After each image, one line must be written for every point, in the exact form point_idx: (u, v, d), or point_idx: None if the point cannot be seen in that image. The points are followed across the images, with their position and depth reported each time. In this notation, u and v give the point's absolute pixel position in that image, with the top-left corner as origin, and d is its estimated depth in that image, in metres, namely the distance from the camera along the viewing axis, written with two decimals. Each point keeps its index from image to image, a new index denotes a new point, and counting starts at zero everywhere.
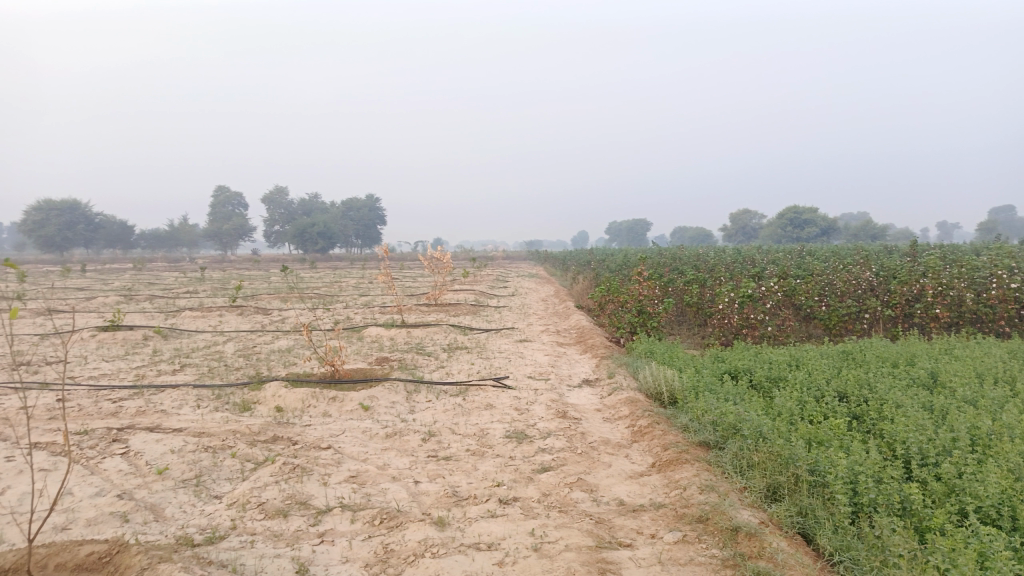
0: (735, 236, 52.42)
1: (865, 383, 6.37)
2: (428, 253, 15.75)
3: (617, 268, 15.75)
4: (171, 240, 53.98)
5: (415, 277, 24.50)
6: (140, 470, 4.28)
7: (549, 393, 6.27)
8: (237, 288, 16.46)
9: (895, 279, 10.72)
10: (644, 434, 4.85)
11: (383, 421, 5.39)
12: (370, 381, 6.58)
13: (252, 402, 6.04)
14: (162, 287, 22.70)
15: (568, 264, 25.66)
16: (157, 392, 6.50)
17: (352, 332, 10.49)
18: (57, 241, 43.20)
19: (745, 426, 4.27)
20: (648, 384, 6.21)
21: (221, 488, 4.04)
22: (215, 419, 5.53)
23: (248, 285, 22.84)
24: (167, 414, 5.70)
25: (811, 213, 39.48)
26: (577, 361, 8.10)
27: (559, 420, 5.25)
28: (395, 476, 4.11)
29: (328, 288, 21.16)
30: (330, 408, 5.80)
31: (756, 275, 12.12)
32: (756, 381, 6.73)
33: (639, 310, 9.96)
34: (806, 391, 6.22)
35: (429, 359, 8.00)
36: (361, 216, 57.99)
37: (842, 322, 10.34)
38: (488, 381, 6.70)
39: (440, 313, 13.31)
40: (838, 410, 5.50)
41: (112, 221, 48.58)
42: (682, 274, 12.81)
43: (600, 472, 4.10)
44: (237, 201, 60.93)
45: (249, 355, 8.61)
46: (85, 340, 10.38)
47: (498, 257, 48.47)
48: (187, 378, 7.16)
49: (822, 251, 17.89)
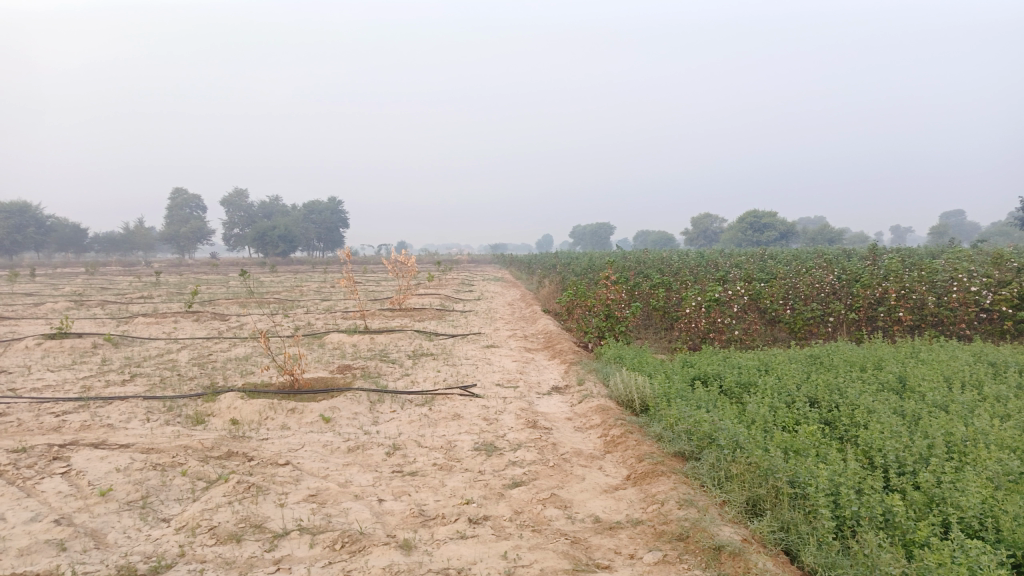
0: (697, 239, 52.98)
1: (835, 388, 6.32)
2: (392, 257, 15.47)
3: (583, 272, 15.65)
4: (126, 243, 52.56)
5: (378, 281, 24.16)
6: (81, 491, 3.98)
7: (518, 401, 6.09)
8: (194, 293, 15.97)
9: (858, 282, 10.78)
10: (617, 445, 4.69)
11: (345, 434, 5.15)
12: (331, 391, 6.32)
13: (206, 414, 5.75)
14: (116, 291, 22.05)
15: (533, 268, 25.55)
16: (104, 404, 6.15)
17: (313, 339, 10.17)
18: (6, 244, 41.68)
19: (722, 435, 4.14)
20: (619, 391, 6.07)
21: (169, 510, 3.77)
22: (166, 433, 5.23)
23: (206, 290, 22.20)
24: (114, 428, 5.38)
25: (770, 217, 40.04)
26: (545, 367, 7.94)
27: (529, 430, 5.07)
28: (358, 494, 3.88)
29: (289, 292, 20.72)
30: (289, 420, 5.53)
31: (722, 279, 12.10)
32: (726, 387, 6.63)
33: (607, 315, 9.83)
34: (777, 396, 6.13)
35: (393, 367, 7.75)
36: (323, 219, 57.18)
37: (807, 326, 10.35)
38: (454, 389, 6.50)
39: (403, 318, 13.05)
40: (811, 416, 5.41)
41: (63, 225, 47.18)
42: (648, 278, 12.74)
43: (573, 487, 3.93)
44: (195, 204, 59.67)
45: (204, 363, 8.27)
46: (29, 348, 9.90)
47: (462, 260, 48.23)
48: (137, 389, 6.82)
49: (784, 254, 18.03)
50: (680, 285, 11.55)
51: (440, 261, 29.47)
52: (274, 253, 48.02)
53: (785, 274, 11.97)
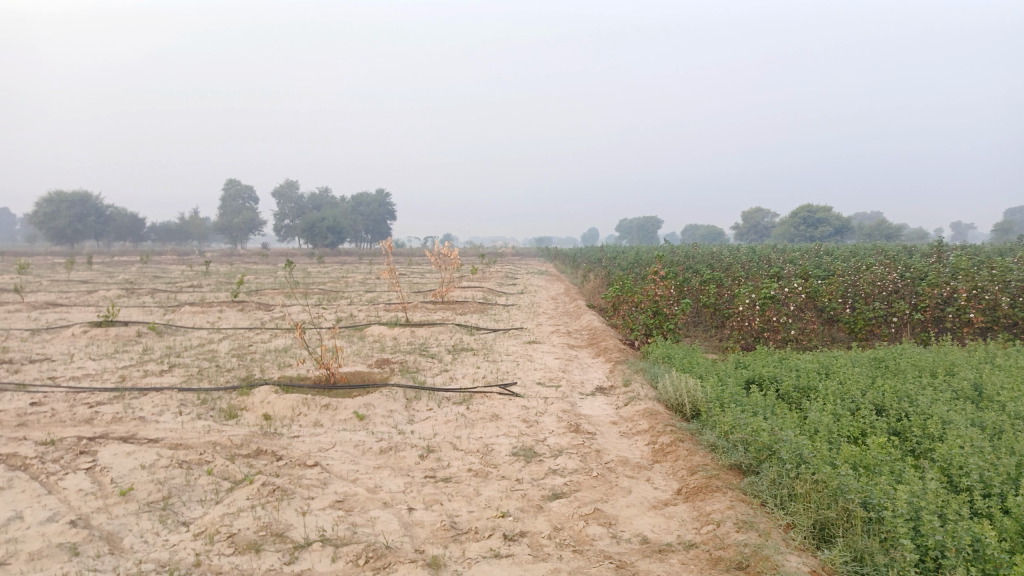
0: (748, 234, 51.78)
1: (903, 395, 5.85)
2: (435, 249, 15.29)
3: (630, 266, 15.24)
4: (181, 233, 53.77)
5: (422, 273, 24.08)
6: (102, 490, 3.82)
7: (560, 402, 5.79)
8: (239, 283, 16.04)
9: (924, 281, 10.16)
10: (667, 454, 4.35)
11: (378, 433, 4.92)
12: (368, 387, 6.11)
13: (239, 409, 5.59)
14: (167, 281, 22.47)
15: (579, 261, 25.19)
16: (139, 395, 6.05)
17: (353, 331, 10.02)
18: (68, 233, 43.09)
19: (784, 448, 3.78)
20: (668, 394, 5.71)
21: (191, 513, 3.58)
22: (196, 428, 5.07)
23: (254, 280, 22.39)
24: (145, 422, 5.25)
25: (825, 212, 38.84)
26: (590, 366, 7.60)
27: (572, 435, 4.76)
28: (386, 502, 3.63)
29: (334, 283, 20.80)
30: (321, 417, 5.33)
31: (776, 275, 11.58)
32: (783, 392, 6.23)
33: (655, 311, 9.44)
34: (840, 403, 5.70)
35: (432, 362, 7.52)
36: (371, 211, 57.64)
37: (868, 326, 9.79)
38: (494, 387, 6.23)
39: (446, 310, 12.86)
40: (878, 427, 4.99)
41: (121, 214, 48.51)
42: (698, 273, 12.31)
43: (619, 501, 3.61)
44: (248, 195, 60.77)
45: (243, 355, 8.16)
46: (76, 335, 9.98)
47: (507, 253, 48.10)
48: (173, 380, 6.72)
49: (842, 250, 17.30)
50: (732, 282, 11.09)
51: (484, 254, 29.28)
52: (322, 244, 48.53)
53: (844, 272, 11.40)
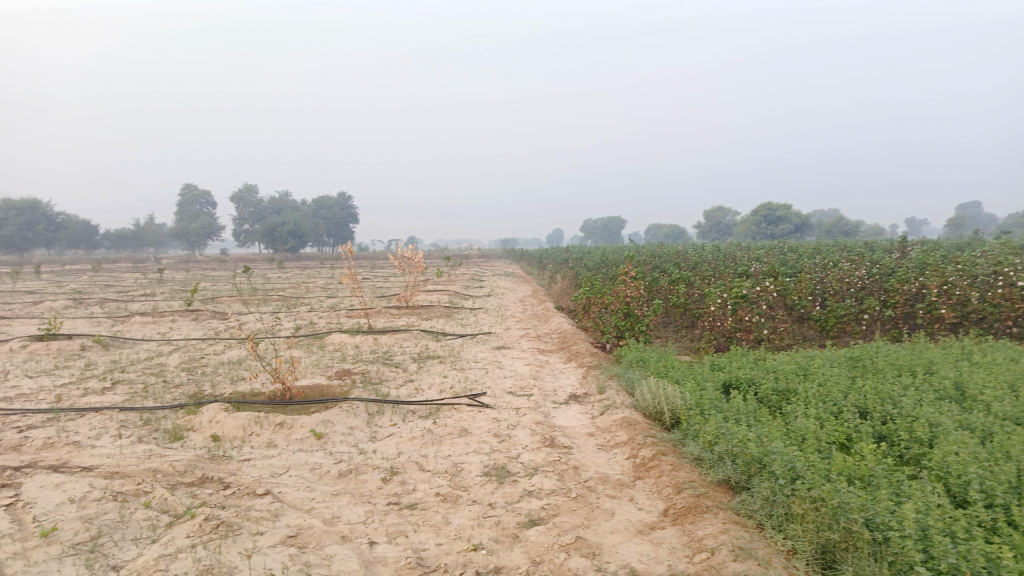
0: (710, 233, 52.19)
1: (886, 396, 5.66)
2: (399, 253, 14.85)
3: (597, 267, 14.98)
4: (136, 240, 52.20)
5: (386, 277, 23.56)
6: (21, 530, 3.38)
7: (532, 413, 5.46)
8: (193, 291, 15.36)
9: (892, 277, 10.09)
10: (649, 470, 4.06)
11: (337, 454, 4.54)
12: (327, 402, 5.71)
13: (185, 430, 5.16)
14: (118, 289, 21.61)
15: (545, 263, 24.92)
16: (76, 416, 5.57)
17: (312, 340, 9.56)
18: (17, 242, 41.48)
19: (776, 461, 3.52)
20: (646, 402, 5.43)
21: (123, 556, 3.17)
22: (136, 453, 4.63)
23: (211, 287, 21.64)
24: (80, 447, 4.79)
25: (785, 210, 39.25)
26: (561, 372, 7.29)
27: (547, 451, 4.44)
28: (345, 535, 3.27)
29: (294, 289, 20.22)
30: (276, 437, 4.92)
31: (745, 274, 11.40)
32: (762, 395, 6.00)
33: (626, 313, 9.17)
34: (822, 406, 5.49)
35: (396, 372, 7.14)
36: (332, 215, 56.76)
37: (840, 324, 9.67)
38: (462, 398, 5.88)
39: (411, 316, 12.45)
40: (864, 432, 4.78)
41: (73, 221, 46.93)
42: (667, 272, 12.09)
43: (601, 526, 3.30)
44: (206, 200, 59.39)
45: (194, 368, 7.67)
46: (14, 351, 9.34)
47: (472, 255, 47.66)
48: (115, 399, 6.22)
49: (807, 248, 17.28)
50: (701, 281, 10.91)
51: (449, 258, 28.81)
52: (283, 249, 47.59)
53: (812, 269, 11.31)
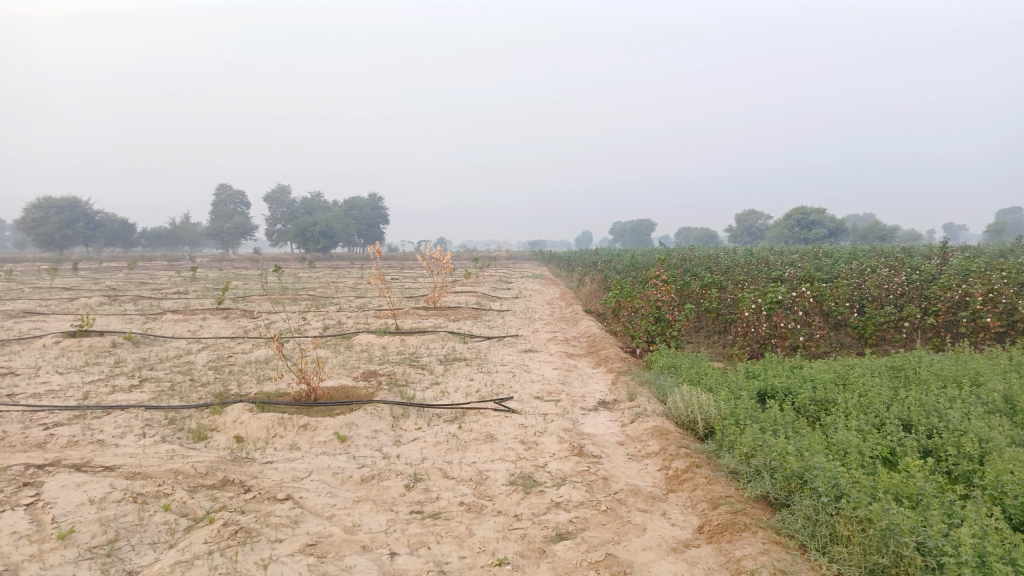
0: (742, 236, 51.52)
1: (931, 408, 5.41)
2: (427, 254, 14.79)
3: (627, 270, 14.77)
4: (172, 239, 53.05)
5: (415, 278, 23.55)
6: (39, 531, 3.32)
7: (560, 420, 5.31)
8: (223, 290, 15.47)
9: (934, 284, 9.75)
10: (682, 482, 3.89)
11: (360, 458, 4.44)
12: (351, 404, 5.62)
13: (209, 430, 5.10)
14: (152, 287, 21.89)
15: (575, 265, 24.72)
16: (102, 414, 5.56)
17: (339, 340, 9.51)
18: (57, 239, 42.38)
19: (818, 478, 3.34)
20: (678, 410, 5.25)
21: (139, 561, 3.09)
22: (158, 453, 4.57)
23: (242, 286, 21.83)
24: (103, 446, 4.75)
25: (819, 214, 38.50)
26: (590, 377, 7.13)
27: (575, 460, 4.29)
28: (366, 545, 3.16)
29: (324, 288, 20.31)
30: (299, 439, 4.84)
31: (780, 279, 11.12)
32: (800, 405, 5.78)
33: (657, 317, 8.97)
34: (863, 418, 5.26)
35: (422, 374, 7.04)
36: (363, 216, 57.12)
37: (879, 332, 9.35)
38: (488, 403, 5.75)
39: (439, 317, 12.36)
40: (909, 446, 4.56)
41: (111, 219, 47.88)
42: (699, 276, 11.84)
43: (632, 542, 3.14)
44: (240, 200, 60.19)
45: (221, 367, 7.65)
46: (47, 346, 9.43)
47: (501, 256, 47.62)
48: (141, 397, 6.21)
49: (844, 253, 16.84)
50: (734, 286, 10.67)
51: (477, 259, 28.76)
52: (315, 248, 47.98)
53: (849, 275, 10.99)
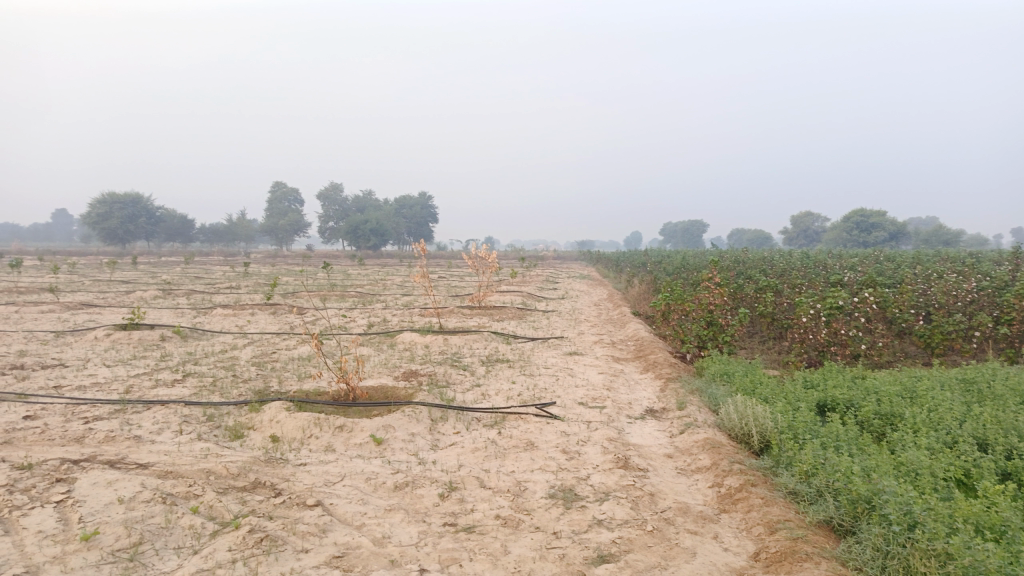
0: (797, 239, 50.20)
1: (1009, 426, 4.99)
2: (473, 253, 14.64)
3: (677, 272, 14.37)
4: (228, 234, 54.24)
5: (461, 276, 23.45)
6: (65, 532, 3.23)
7: (605, 428, 5.07)
8: (273, 286, 15.61)
9: (1007, 291, 9.14)
10: (736, 502, 3.61)
11: (395, 463, 4.27)
12: (390, 405, 5.47)
13: (246, 428, 5.01)
14: (207, 281, 22.32)
15: (623, 267, 24.33)
16: (141, 409, 5.53)
17: (383, 338, 9.42)
18: (120, 233, 43.70)
19: (889, 503, 3.04)
20: (732, 422, 4.94)
21: (160, 568, 2.97)
22: (193, 452, 4.49)
23: (293, 281, 22.06)
24: (140, 442, 4.69)
25: (879, 217, 37.20)
26: (637, 383, 6.86)
27: (620, 473, 4.04)
28: (394, 560, 2.98)
29: (371, 286, 20.38)
30: (334, 441, 4.70)
31: (838, 283, 10.61)
32: (863, 419, 5.42)
33: (709, 322, 8.62)
34: (934, 435, 4.88)
35: (464, 375, 6.87)
36: (413, 214, 57.50)
37: (947, 341, 8.81)
38: (530, 408, 5.53)
39: (483, 317, 12.19)
40: (987, 468, 4.18)
41: (172, 215, 49.28)
42: (752, 280, 11.41)
43: (681, 569, 2.90)
44: (294, 197, 61.25)
45: (264, 363, 7.61)
46: (98, 339, 9.57)
47: (548, 256, 47.37)
48: (183, 392, 6.18)
49: (907, 257, 16.11)
50: (790, 290, 10.22)
51: (524, 259, 28.62)
52: (365, 246, 48.46)
53: (914, 281, 10.42)
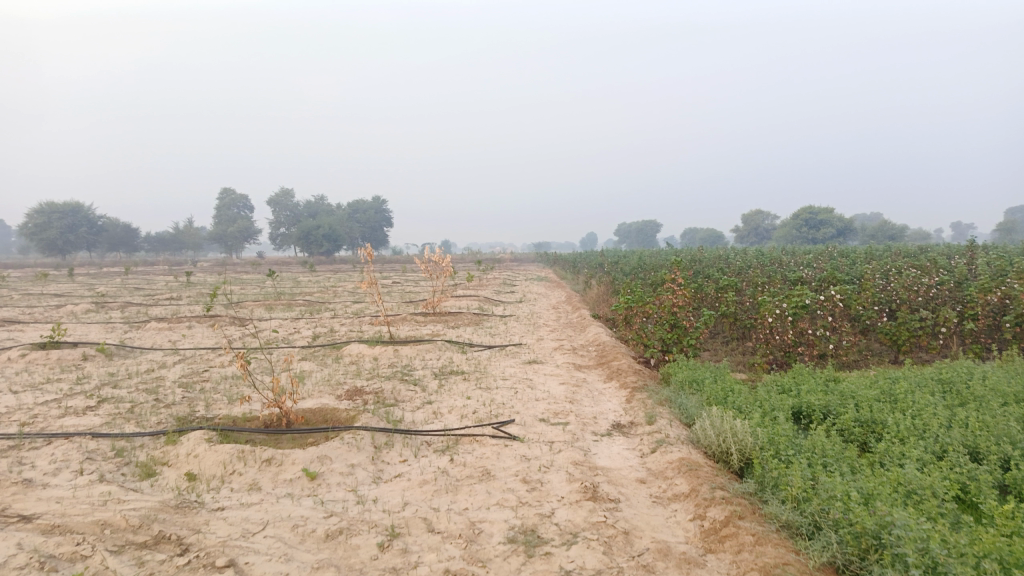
0: (749, 237, 50.70)
1: (997, 431, 4.63)
2: (426, 258, 14.00)
3: (636, 272, 13.98)
4: (174, 243, 52.25)
5: (415, 282, 22.80)
6: None
7: (568, 450, 4.56)
8: (213, 298, 14.75)
9: (968, 284, 8.95)
10: (723, 540, 3.14)
11: (330, 504, 3.70)
12: (328, 432, 4.87)
13: (159, 465, 4.35)
14: (147, 292, 21.22)
15: (580, 268, 23.98)
16: (39, 445, 4.81)
17: (327, 351, 8.75)
18: (59, 244, 41.66)
19: (903, 541, 2.60)
20: (707, 438, 4.49)
21: None
22: (91, 498, 3.83)
23: (238, 290, 21.11)
24: (28, 487, 4.01)
25: (827, 213, 37.70)
26: (602, 394, 6.37)
27: (589, 505, 3.55)
28: None
29: (322, 293, 19.60)
30: (261, 477, 4.10)
31: (800, 281, 10.32)
32: (843, 428, 5.02)
33: (673, 324, 8.17)
34: (921, 445, 4.49)
35: (414, 391, 6.29)
36: (367, 219, 56.42)
37: (913, 337, 8.54)
38: (485, 428, 5.00)
39: (438, 324, 11.59)
40: (986, 481, 3.79)
41: (115, 224, 47.32)
42: (712, 278, 11.07)
43: None
44: (243, 204, 59.60)
45: (193, 384, 6.90)
46: (11, 361, 8.67)
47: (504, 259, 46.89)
48: (93, 422, 5.46)
49: (865, 252, 16.03)
50: (753, 288, 9.88)
51: (480, 260, 28.11)
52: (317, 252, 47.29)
53: (874, 277, 10.17)
